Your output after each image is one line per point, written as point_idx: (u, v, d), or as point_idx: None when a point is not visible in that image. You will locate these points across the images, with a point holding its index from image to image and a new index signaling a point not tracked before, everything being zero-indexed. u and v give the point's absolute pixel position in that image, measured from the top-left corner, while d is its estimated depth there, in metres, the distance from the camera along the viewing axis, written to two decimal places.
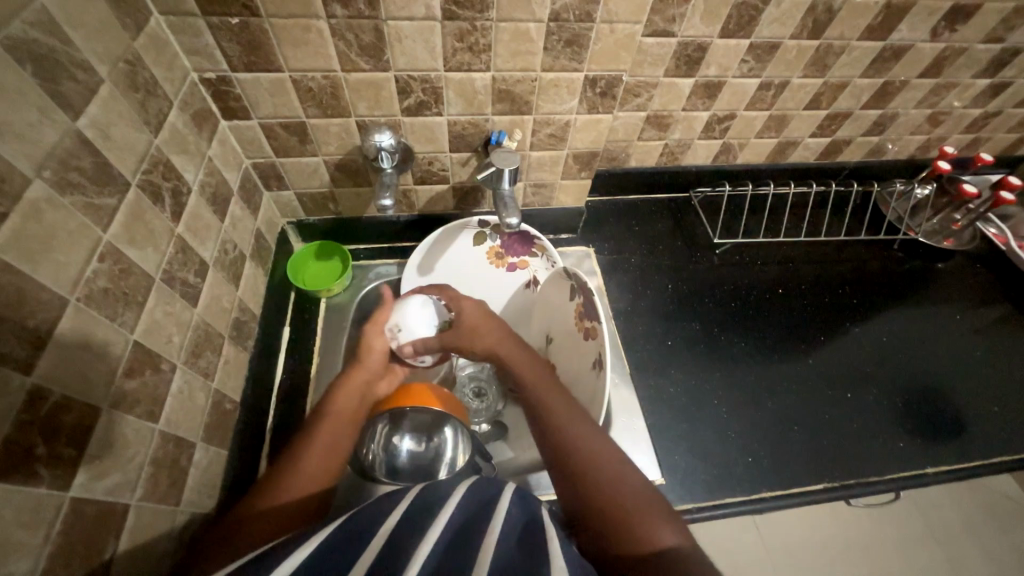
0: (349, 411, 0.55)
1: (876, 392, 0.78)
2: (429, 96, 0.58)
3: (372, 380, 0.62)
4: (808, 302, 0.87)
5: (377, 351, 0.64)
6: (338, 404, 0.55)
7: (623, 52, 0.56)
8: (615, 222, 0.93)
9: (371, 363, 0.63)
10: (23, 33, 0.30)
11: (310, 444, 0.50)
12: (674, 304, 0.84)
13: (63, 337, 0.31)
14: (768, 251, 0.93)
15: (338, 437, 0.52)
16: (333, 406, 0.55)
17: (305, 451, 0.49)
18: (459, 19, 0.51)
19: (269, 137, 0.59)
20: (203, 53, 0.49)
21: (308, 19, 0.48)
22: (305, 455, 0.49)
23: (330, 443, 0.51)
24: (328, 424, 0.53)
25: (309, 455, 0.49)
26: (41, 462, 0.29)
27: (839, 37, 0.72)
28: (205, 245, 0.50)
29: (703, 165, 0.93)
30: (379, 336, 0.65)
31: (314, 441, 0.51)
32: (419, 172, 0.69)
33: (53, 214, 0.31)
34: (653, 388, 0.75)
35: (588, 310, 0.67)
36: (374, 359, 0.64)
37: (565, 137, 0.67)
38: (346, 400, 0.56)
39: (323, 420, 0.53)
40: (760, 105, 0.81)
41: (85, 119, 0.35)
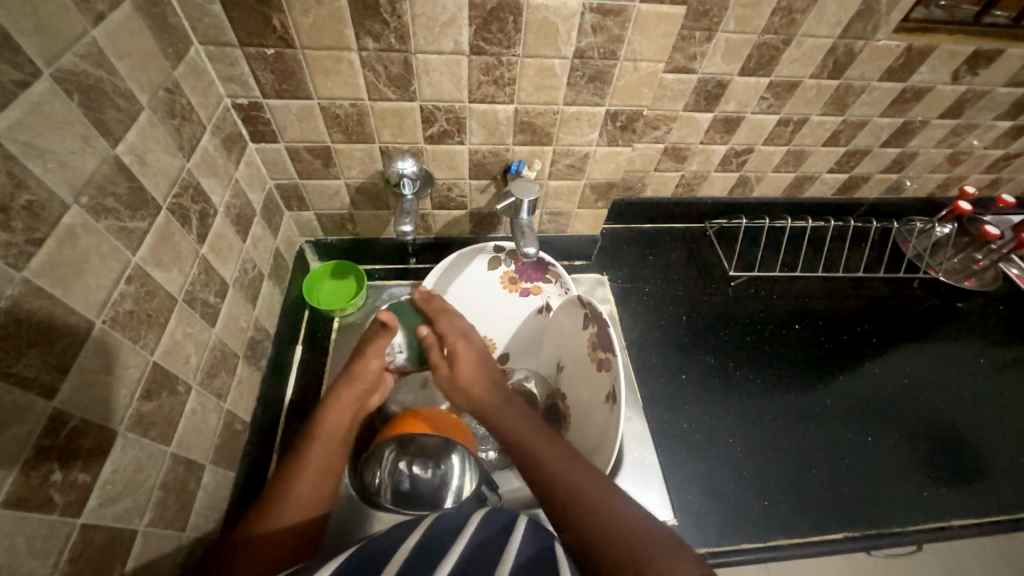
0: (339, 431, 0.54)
1: (899, 436, 0.75)
2: (452, 125, 0.59)
3: (365, 396, 0.60)
4: (826, 340, 0.85)
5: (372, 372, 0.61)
6: (328, 424, 0.54)
7: (645, 89, 0.57)
8: (628, 250, 0.93)
9: (365, 377, 0.60)
10: (74, 66, 0.32)
11: (301, 466, 0.49)
12: (688, 336, 0.83)
13: (87, 362, 0.32)
14: (785, 286, 0.92)
15: (329, 460, 0.51)
16: (322, 427, 0.53)
17: (298, 474, 0.49)
18: (486, 54, 0.52)
19: (294, 160, 0.61)
20: (237, 80, 0.51)
21: (340, 51, 0.50)
22: (297, 479, 0.48)
23: (323, 466, 0.50)
24: (319, 445, 0.52)
25: (301, 479, 0.48)
26: (55, 488, 0.29)
27: (860, 77, 0.72)
28: (227, 265, 0.51)
29: (719, 197, 0.93)
30: (377, 359, 0.62)
31: (306, 463, 0.49)
32: (438, 197, 0.70)
33: (87, 238, 0.32)
34: (666, 422, 0.73)
35: (602, 340, 0.67)
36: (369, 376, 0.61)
37: (583, 168, 0.67)
38: (335, 421, 0.55)
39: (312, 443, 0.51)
40: (779, 140, 0.82)
41: (123, 145, 0.36)
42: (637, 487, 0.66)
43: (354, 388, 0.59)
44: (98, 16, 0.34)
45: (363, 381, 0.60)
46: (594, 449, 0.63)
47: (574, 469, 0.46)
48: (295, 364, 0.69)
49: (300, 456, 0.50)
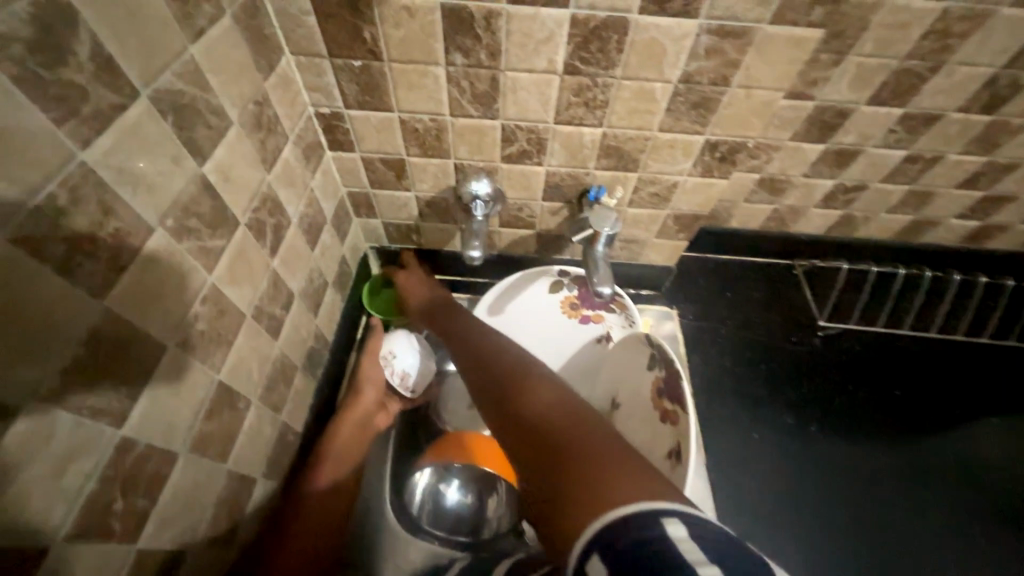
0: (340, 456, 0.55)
1: (995, 544, 0.65)
2: (532, 146, 0.55)
3: (371, 412, 0.61)
4: (928, 415, 0.74)
5: (372, 383, 0.62)
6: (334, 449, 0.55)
7: (755, 119, 0.50)
8: (703, 282, 0.85)
9: (369, 396, 0.61)
10: (171, 85, 0.31)
11: (309, 492, 0.51)
12: (765, 390, 0.74)
13: (158, 387, 0.31)
14: (885, 343, 0.80)
15: (334, 483, 0.53)
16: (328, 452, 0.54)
17: (305, 499, 0.50)
18: (581, 75, 0.47)
19: (368, 170, 0.59)
20: (322, 90, 0.50)
21: (427, 66, 0.47)
22: (304, 507, 0.49)
23: (328, 489, 0.52)
24: (324, 469, 0.53)
25: (309, 504, 0.50)
26: (116, 516, 0.29)
27: (1020, 113, 0.60)
28: (295, 276, 0.51)
29: (816, 234, 0.83)
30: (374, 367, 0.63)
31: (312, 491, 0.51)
32: (506, 215, 0.67)
33: (169, 260, 0.32)
34: (729, 484, 0.66)
35: (669, 389, 0.60)
36: (371, 391, 0.61)
37: (668, 198, 0.61)
38: (339, 444, 0.56)
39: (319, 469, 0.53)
40: (900, 178, 0.70)
41: (210, 163, 0.35)
42: None
43: (360, 406, 0.60)
44: (198, 32, 0.33)
45: (369, 398, 0.61)
46: None
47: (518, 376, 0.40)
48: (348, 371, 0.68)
49: (308, 480, 0.51)
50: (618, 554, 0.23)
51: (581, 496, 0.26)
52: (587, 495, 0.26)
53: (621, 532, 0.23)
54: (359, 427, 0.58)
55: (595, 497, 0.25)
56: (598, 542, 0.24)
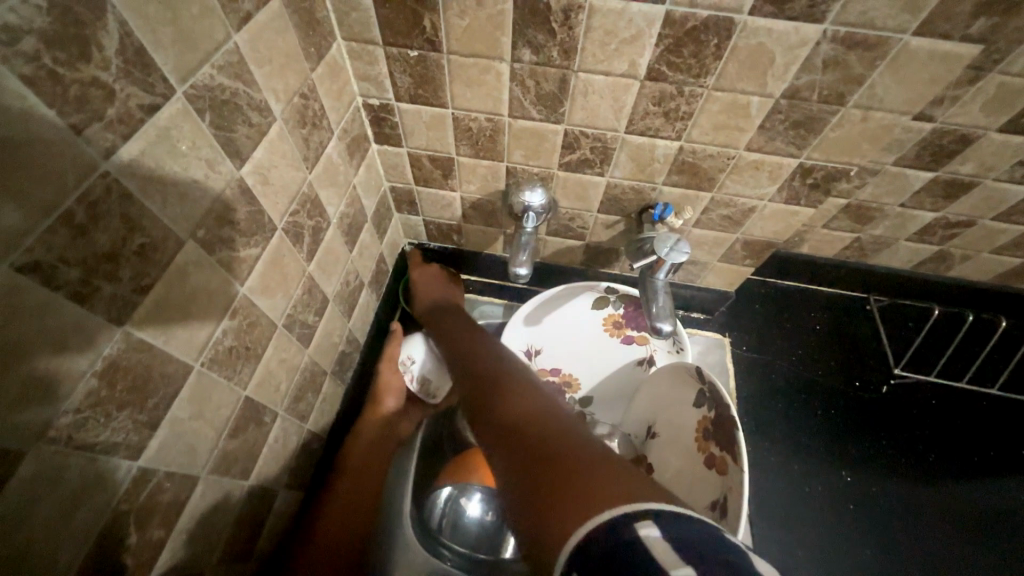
0: (361, 460, 0.54)
1: None
2: (596, 155, 0.49)
3: (392, 418, 0.59)
4: (1018, 492, 0.65)
5: (393, 390, 0.60)
6: (354, 453, 0.54)
7: (866, 145, 0.43)
8: (761, 310, 0.77)
9: (389, 402, 0.59)
10: (210, 79, 0.27)
11: (327, 502, 0.49)
12: (822, 439, 0.67)
13: (179, 411, 0.29)
14: (969, 401, 0.71)
15: (353, 492, 0.51)
16: (348, 456, 0.53)
17: (324, 510, 0.48)
18: (666, 82, 0.41)
19: (414, 166, 0.55)
20: (373, 80, 0.45)
21: (490, 61, 0.42)
22: (322, 518, 0.47)
23: (347, 500, 0.50)
24: (345, 480, 0.51)
25: (328, 514, 0.48)
26: (128, 552, 0.27)
27: None
28: (330, 280, 0.48)
29: (901, 269, 0.73)
30: (394, 374, 0.61)
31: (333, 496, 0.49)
32: (555, 224, 0.61)
33: (198, 275, 0.29)
34: (775, 546, 0.60)
35: (719, 434, 0.54)
36: (390, 397, 0.60)
37: (742, 222, 0.54)
38: (359, 453, 0.54)
39: (339, 473, 0.52)
40: (1018, 217, 0.61)
41: (249, 166, 0.32)
42: None
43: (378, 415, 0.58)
44: (243, 17, 0.29)
45: (389, 407, 0.59)
46: None
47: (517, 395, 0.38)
48: None
49: (328, 490, 0.50)
50: (606, 558, 0.22)
51: (571, 503, 0.25)
52: (566, 500, 0.25)
53: (609, 533, 0.23)
54: (377, 437, 0.56)
55: (571, 499, 0.25)
56: (587, 547, 0.23)
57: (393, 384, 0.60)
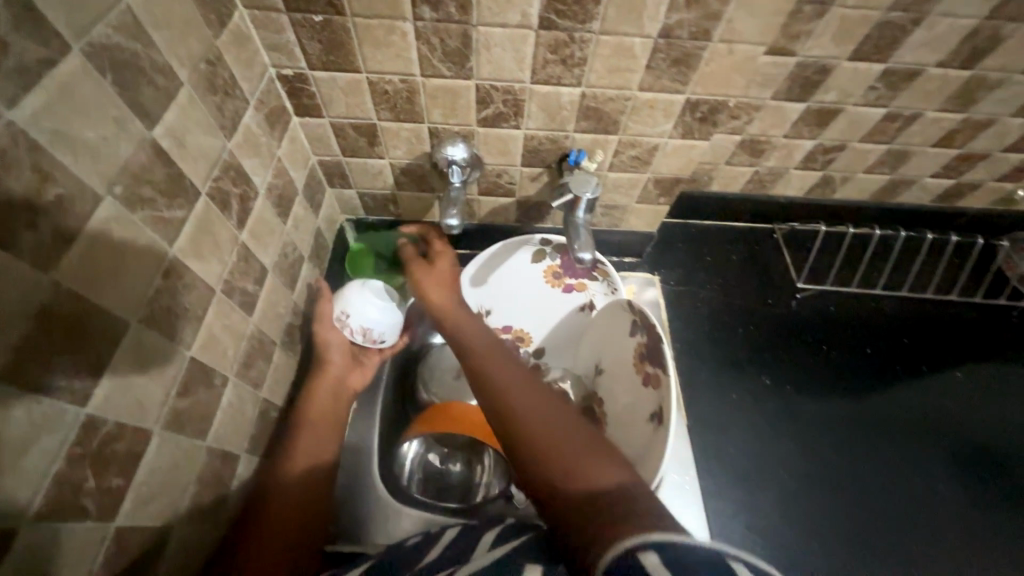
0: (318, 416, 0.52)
1: (975, 487, 0.68)
2: (509, 108, 0.53)
3: (345, 376, 0.57)
4: (904, 372, 0.76)
5: (337, 347, 0.58)
6: (312, 408, 0.53)
7: (736, 76, 0.49)
8: (684, 248, 0.85)
9: (338, 359, 0.57)
10: (106, 38, 0.28)
11: (287, 459, 0.47)
12: (745, 351, 0.76)
13: (122, 365, 0.30)
14: (860, 303, 0.82)
15: (313, 444, 0.49)
16: (306, 413, 0.52)
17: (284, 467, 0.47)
18: (557, 30, 0.45)
19: (339, 136, 0.57)
20: (282, 50, 0.47)
21: (394, 21, 0.44)
22: (282, 474, 0.46)
23: (307, 454, 0.48)
24: (302, 436, 0.50)
25: (288, 469, 0.46)
26: (89, 496, 0.28)
27: (997, 69, 0.60)
28: (266, 250, 0.49)
29: (796, 197, 0.83)
30: (332, 331, 0.58)
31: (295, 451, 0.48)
32: (485, 182, 0.65)
33: (122, 233, 0.30)
34: (712, 447, 0.68)
35: (652, 353, 0.61)
36: (337, 354, 0.58)
37: (649, 161, 0.60)
38: (314, 410, 0.52)
39: (299, 429, 0.50)
40: (879, 138, 0.71)
41: (160, 128, 0.33)
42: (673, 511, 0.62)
43: (327, 372, 0.56)
44: None
45: (336, 362, 0.57)
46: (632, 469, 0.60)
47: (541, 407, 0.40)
48: None
49: (286, 449, 0.49)
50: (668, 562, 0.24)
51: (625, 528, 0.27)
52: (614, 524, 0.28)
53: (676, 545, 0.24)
54: (329, 393, 0.55)
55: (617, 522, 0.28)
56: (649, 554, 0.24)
57: (334, 341, 0.58)
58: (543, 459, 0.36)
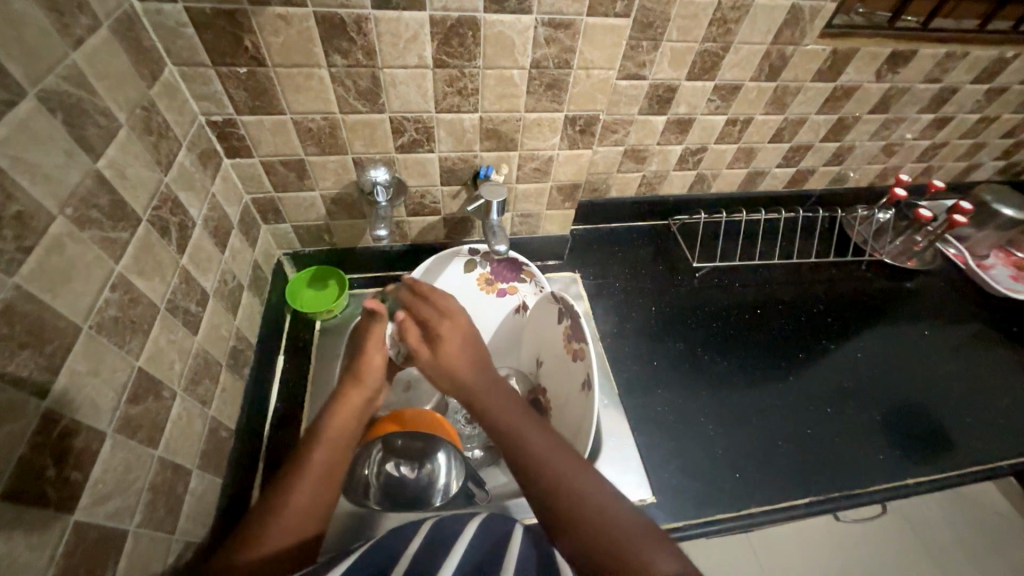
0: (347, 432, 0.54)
1: (855, 406, 0.81)
2: (422, 135, 0.62)
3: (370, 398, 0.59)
4: (787, 323, 0.91)
5: (376, 367, 0.60)
6: (334, 426, 0.53)
7: (599, 94, 0.62)
8: (598, 248, 0.97)
9: (372, 379, 0.59)
10: (56, 86, 0.34)
11: (299, 476, 0.48)
12: (658, 325, 0.87)
13: (76, 365, 0.33)
14: (746, 274, 0.98)
15: (333, 463, 0.50)
16: (328, 429, 0.52)
17: (295, 485, 0.47)
18: (449, 67, 0.55)
19: (270, 173, 0.63)
20: (211, 99, 0.53)
21: (311, 69, 0.53)
22: (292, 493, 0.46)
23: (323, 472, 0.49)
24: (321, 452, 0.50)
25: (300, 489, 0.47)
26: (49, 484, 0.30)
27: (794, 79, 0.79)
28: (207, 275, 0.53)
29: (681, 195, 0.99)
30: (379, 351, 0.60)
31: (307, 468, 0.48)
32: (411, 204, 0.73)
33: (73, 247, 0.34)
34: (642, 408, 0.76)
35: (575, 332, 0.70)
36: (374, 374, 0.59)
37: (548, 171, 0.72)
38: (338, 426, 0.53)
39: (317, 445, 0.51)
40: (729, 139, 0.88)
41: (104, 160, 0.38)
42: (615, 470, 0.69)
43: (359, 389, 0.58)
44: (77, 40, 0.36)
45: (370, 383, 0.59)
46: (573, 437, 0.67)
47: (564, 466, 0.47)
48: (279, 375, 0.70)
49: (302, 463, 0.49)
50: None
51: None
52: None
53: None
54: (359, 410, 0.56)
55: None
56: None
57: (376, 361, 0.60)
58: (560, 509, 0.44)
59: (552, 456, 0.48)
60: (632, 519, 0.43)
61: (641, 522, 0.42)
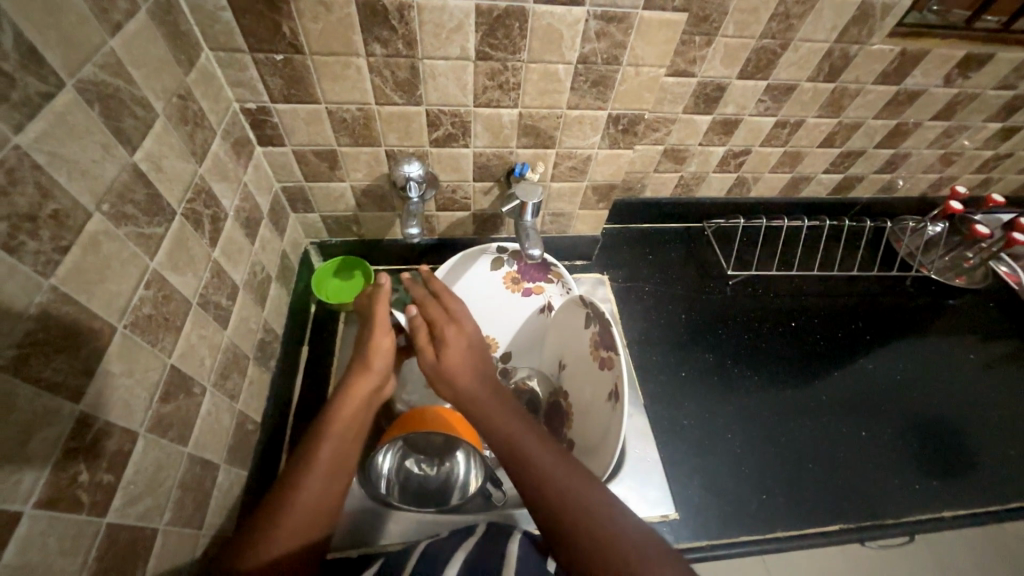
0: (354, 430, 0.52)
1: (891, 431, 0.77)
2: (457, 129, 0.60)
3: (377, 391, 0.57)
4: (823, 338, 0.87)
5: (383, 352, 0.59)
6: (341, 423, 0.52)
7: (646, 93, 0.58)
8: (628, 249, 0.94)
9: (378, 365, 0.58)
10: (93, 75, 0.32)
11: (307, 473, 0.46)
12: (688, 334, 0.84)
13: (111, 366, 0.33)
14: (781, 283, 0.94)
15: (340, 461, 0.49)
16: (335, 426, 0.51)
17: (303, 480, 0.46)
18: (492, 60, 0.52)
19: (301, 163, 0.61)
20: (246, 85, 0.51)
21: (348, 57, 0.50)
22: (300, 490, 0.45)
23: (330, 469, 0.48)
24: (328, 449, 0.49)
25: (307, 488, 0.46)
26: (82, 488, 0.30)
27: (854, 81, 0.74)
28: (237, 268, 0.52)
29: (718, 198, 0.95)
30: (385, 336, 0.60)
31: (314, 465, 0.47)
32: (442, 199, 0.71)
33: (109, 245, 0.33)
34: (667, 420, 0.74)
35: (604, 339, 0.68)
36: (380, 360, 0.59)
37: (585, 170, 0.69)
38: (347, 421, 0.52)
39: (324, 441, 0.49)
40: (775, 142, 0.83)
41: (140, 153, 0.37)
42: (637, 484, 0.67)
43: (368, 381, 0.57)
44: (115, 26, 0.35)
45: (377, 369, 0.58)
46: (597, 448, 0.65)
47: (570, 474, 0.46)
48: (302, 366, 0.69)
49: (309, 458, 0.48)
50: None
51: None
52: None
53: None
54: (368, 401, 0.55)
55: None
56: None
57: (384, 345, 0.59)
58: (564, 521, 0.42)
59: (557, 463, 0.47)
60: (638, 532, 0.42)
61: (648, 534, 0.41)
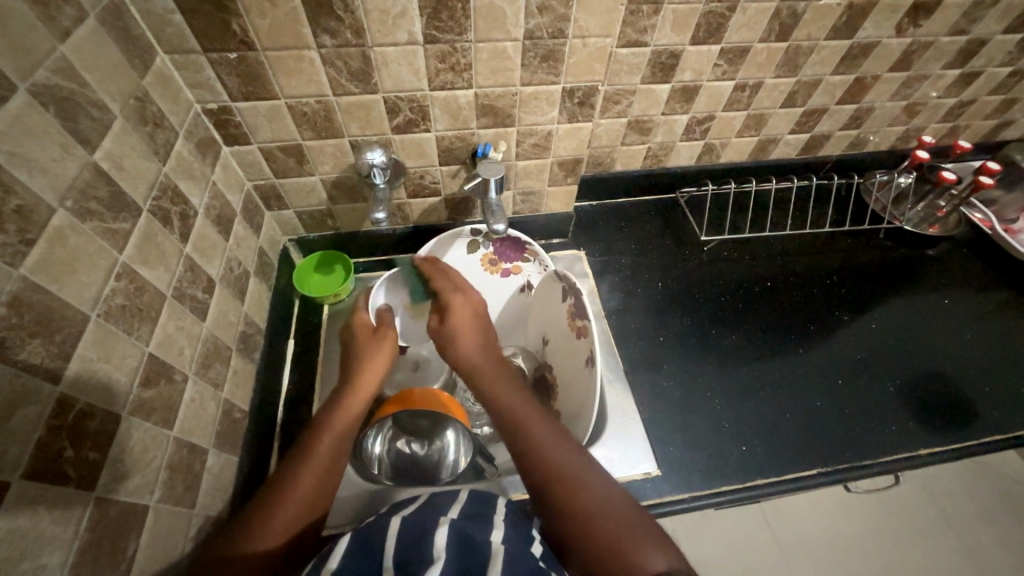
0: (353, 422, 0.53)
1: (869, 378, 0.79)
2: (416, 114, 0.61)
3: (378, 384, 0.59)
4: (799, 295, 0.89)
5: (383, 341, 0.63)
6: (343, 416, 0.53)
7: (597, 64, 0.60)
8: (604, 225, 0.96)
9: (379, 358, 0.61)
10: (46, 80, 0.34)
11: (310, 460, 0.47)
12: (665, 300, 0.86)
13: (87, 351, 0.35)
14: (757, 245, 0.96)
15: (339, 451, 0.49)
16: (337, 418, 0.52)
17: (302, 469, 0.46)
18: (440, 42, 0.54)
19: (269, 160, 0.63)
20: (204, 86, 0.53)
21: (300, 50, 0.52)
22: (299, 479, 0.45)
23: (331, 459, 0.48)
24: (330, 438, 0.49)
25: (304, 477, 0.45)
26: (69, 463, 0.32)
27: (807, 37, 0.75)
28: (212, 263, 0.54)
29: (687, 166, 0.96)
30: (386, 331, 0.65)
31: (314, 457, 0.47)
32: (411, 186, 0.73)
33: (75, 238, 0.35)
34: (648, 384, 0.76)
35: (578, 309, 0.70)
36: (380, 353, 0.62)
37: (548, 146, 0.70)
38: (350, 413, 0.53)
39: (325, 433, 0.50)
40: (737, 105, 0.85)
41: (100, 152, 0.39)
42: (620, 446, 0.69)
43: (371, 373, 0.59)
44: (64, 32, 0.36)
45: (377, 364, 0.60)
46: (577, 415, 0.67)
47: (563, 447, 0.48)
48: (289, 357, 0.72)
49: (309, 450, 0.48)
50: None
51: None
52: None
53: None
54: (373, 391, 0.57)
55: None
56: None
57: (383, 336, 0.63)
58: (555, 495, 0.44)
59: (552, 438, 0.48)
60: (618, 496, 0.44)
61: (633, 500, 0.44)
